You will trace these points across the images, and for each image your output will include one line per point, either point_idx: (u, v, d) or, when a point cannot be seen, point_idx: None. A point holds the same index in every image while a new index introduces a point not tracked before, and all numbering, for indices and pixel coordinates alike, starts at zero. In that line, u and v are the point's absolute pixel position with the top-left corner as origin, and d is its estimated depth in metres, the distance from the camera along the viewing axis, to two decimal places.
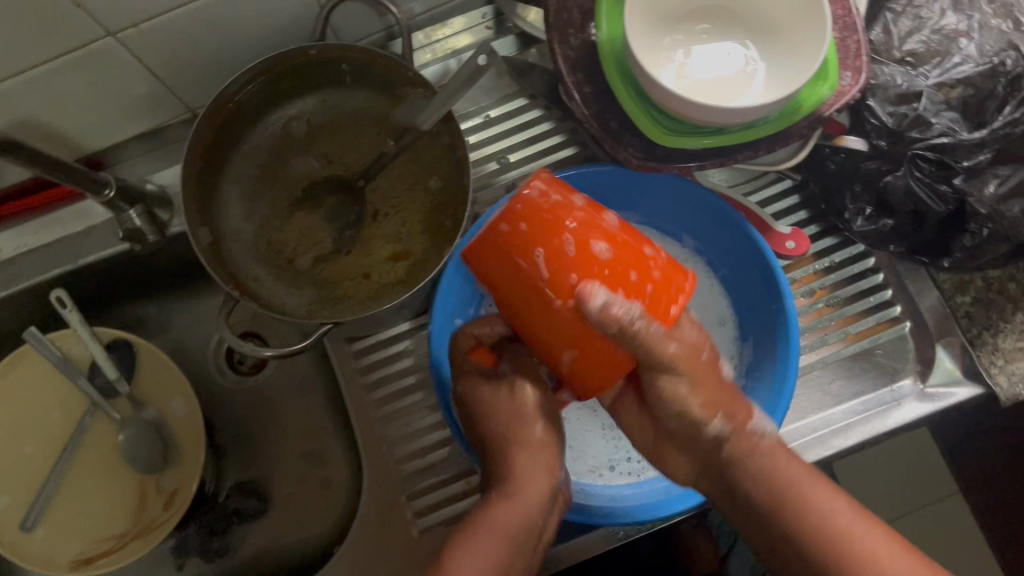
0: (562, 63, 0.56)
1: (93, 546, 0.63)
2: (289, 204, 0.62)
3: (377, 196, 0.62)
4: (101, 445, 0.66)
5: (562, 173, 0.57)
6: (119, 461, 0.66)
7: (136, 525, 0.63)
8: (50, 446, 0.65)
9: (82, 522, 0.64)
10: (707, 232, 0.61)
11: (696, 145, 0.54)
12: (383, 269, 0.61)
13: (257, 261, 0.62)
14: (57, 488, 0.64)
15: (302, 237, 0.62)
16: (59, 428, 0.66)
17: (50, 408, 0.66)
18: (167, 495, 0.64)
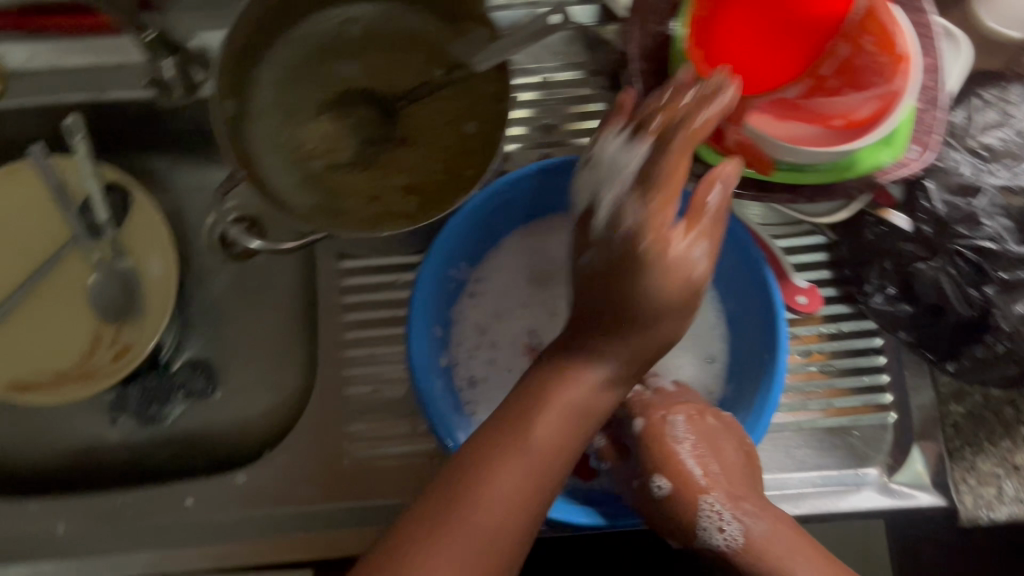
0: (634, 47, 0.54)
1: (33, 373, 0.62)
2: (322, 103, 0.61)
3: (409, 121, 0.60)
4: (70, 278, 0.65)
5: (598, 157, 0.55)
6: (82, 300, 0.65)
7: (80, 368, 0.63)
8: (22, 264, 0.64)
9: (30, 347, 0.63)
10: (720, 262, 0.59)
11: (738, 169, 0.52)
12: (392, 195, 0.59)
13: (275, 149, 0.60)
14: (15, 308, 0.63)
15: (325, 140, 0.60)
16: (31, 249, 0.64)
17: (28, 227, 0.64)
18: (119, 348, 0.63)
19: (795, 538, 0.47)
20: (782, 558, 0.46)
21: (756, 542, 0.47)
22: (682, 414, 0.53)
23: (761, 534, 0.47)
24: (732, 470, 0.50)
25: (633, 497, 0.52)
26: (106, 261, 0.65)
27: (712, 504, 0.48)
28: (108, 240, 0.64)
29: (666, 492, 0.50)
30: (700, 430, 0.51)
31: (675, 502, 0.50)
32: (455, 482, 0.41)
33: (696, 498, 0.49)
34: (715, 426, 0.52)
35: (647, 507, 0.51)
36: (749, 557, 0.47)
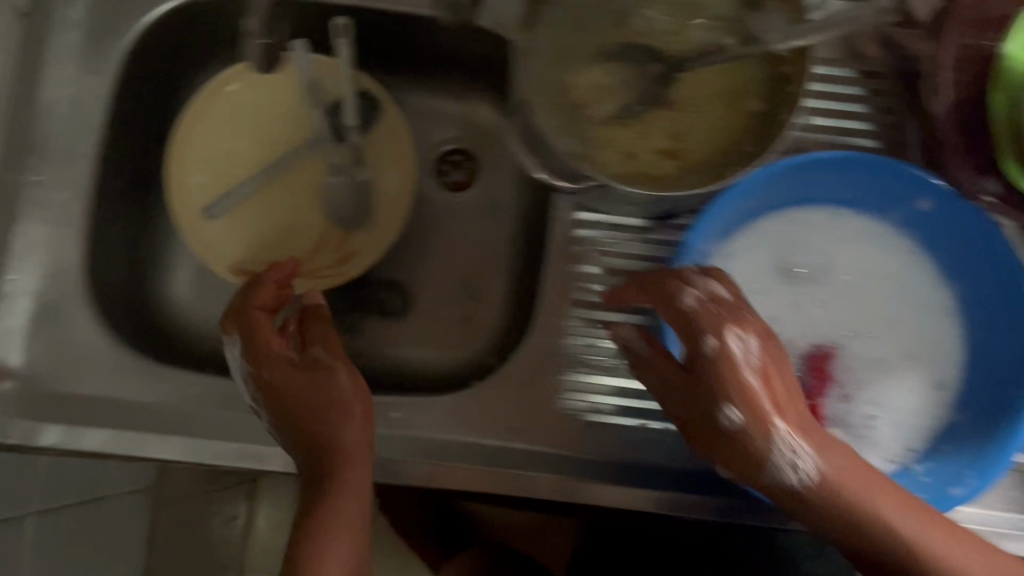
0: (948, 59, 0.55)
1: (256, 262, 0.64)
2: (598, 53, 0.61)
3: (682, 89, 0.60)
4: (306, 175, 0.66)
5: (865, 154, 0.54)
6: (314, 198, 0.66)
7: (305, 263, 0.64)
8: (264, 151, 0.65)
9: (256, 236, 0.64)
10: (974, 284, 0.56)
11: None
12: (652, 157, 0.60)
13: (544, 87, 0.60)
14: (248, 195, 0.65)
15: (594, 89, 0.60)
16: (272, 140, 0.65)
17: (274, 118, 0.65)
18: (342, 254, 0.64)
19: (854, 458, 0.47)
20: (895, 513, 0.46)
21: (826, 471, 0.46)
22: (757, 334, 0.48)
23: (850, 468, 0.46)
24: (745, 381, 0.47)
25: (692, 406, 0.50)
26: (345, 166, 0.65)
27: (781, 434, 0.46)
28: (350, 146, 0.64)
29: (740, 424, 0.47)
30: (771, 352, 0.48)
31: (748, 432, 0.47)
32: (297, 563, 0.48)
33: (723, 401, 0.48)
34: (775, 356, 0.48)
35: (718, 430, 0.48)
36: (866, 517, 0.46)
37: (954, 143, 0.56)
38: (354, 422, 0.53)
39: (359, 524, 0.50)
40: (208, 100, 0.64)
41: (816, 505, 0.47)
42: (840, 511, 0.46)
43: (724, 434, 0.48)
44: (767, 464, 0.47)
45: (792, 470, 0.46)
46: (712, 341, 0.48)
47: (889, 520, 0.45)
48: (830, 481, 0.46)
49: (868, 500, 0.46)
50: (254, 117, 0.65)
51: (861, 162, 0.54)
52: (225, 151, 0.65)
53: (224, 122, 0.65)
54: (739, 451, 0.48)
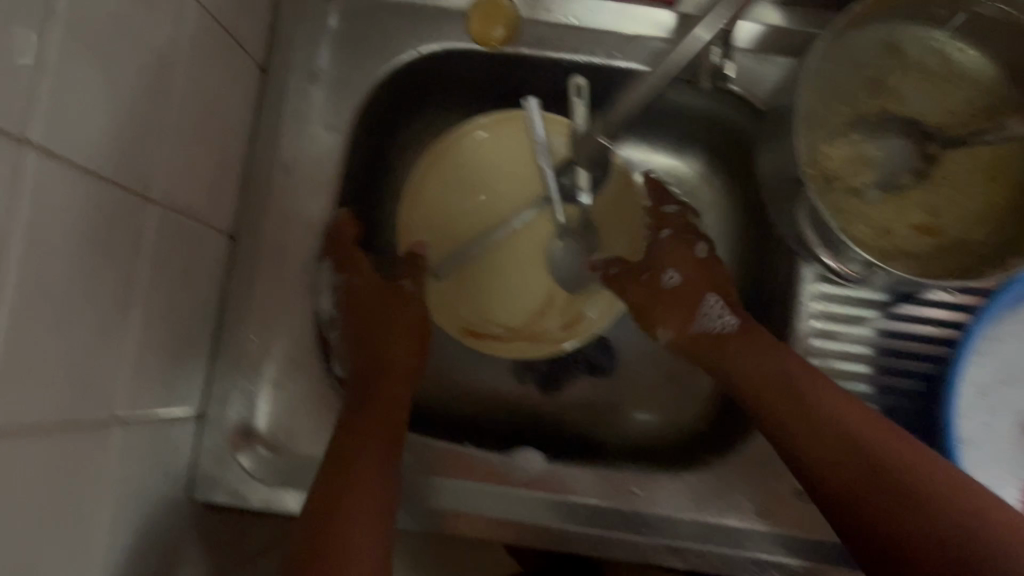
0: None
1: (485, 322, 0.66)
2: (854, 122, 0.58)
3: (946, 165, 0.57)
4: (532, 237, 0.65)
5: None
6: (539, 257, 0.66)
7: (529, 325, 0.66)
8: (491, 212, 0.65)
9: (484, 296, 0.66)
10: None
11: None
12: (906, 235, 0.57)
13: (804, 156, 0.57)
14: (475, 257, 0.65)
15: (850, 160, 0.58)
16: (501, 198, 0.65)
17: (502, 175, 0.65)
18: (570, 317, 0.66)
19: (916, 454, 0.47)
20: (868, 432, 0.48)
21: (869, 437, 0.48)
22: (707, 246, 0.64)
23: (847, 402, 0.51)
24: (772, 350, 0.55)
25: (646, 292, 0.62)
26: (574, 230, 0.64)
27: (713, 301, 0.60)
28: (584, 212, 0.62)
29: (714, 308, 0.59)
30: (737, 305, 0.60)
31: (680, 290, 0.62)
32: (314, 531, 0.46)
33: (704, 296, 0.61)
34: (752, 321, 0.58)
35: (705, 338, 0.59)
36: (835, 427, 0.49)
37: None
38: (404, 351, 0.59)
39: (382, 507, 0.49)
40: (439, 159, 0.64)
41: (810, 451, 0.50)
42: (857, 458, 0.48)
43: (785, 387, 0.53)
44: (809, 430, 0.50)
45: (727, 321, 0.58)
46: (712, 298, 0.60)
47: (842, 417, 0.50)
48: (826, 415, 0.50)
49: (909, 467, 0.46)
50: (482, 173, 0.65)
51: None
52: (454, 209, 0.65)
53: (453, 180, 0.65)
54: (769, 404, 0.53)
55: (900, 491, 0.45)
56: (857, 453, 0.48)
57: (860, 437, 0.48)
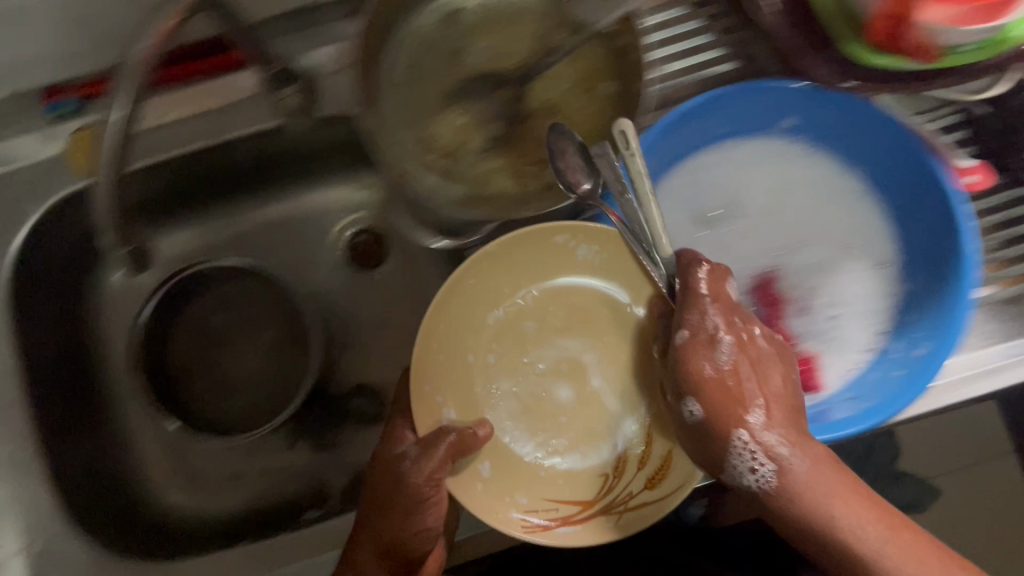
0: None
1: (550, 509, 0.53)
2: (445, 97, 0.60)
3: (537, 93, 0.59)
4: (615, 358, 0.57)
5: (735, 87, 0.54)
6: (627, 386, 0.57)
7: (606, 492, 0.53)
8: (574, 329, 0.58)
9: (527, 479, 0.54)
10: (895, 170, 0.57)
11: (972, 57, 0.51)
12: (537, 171, 0.59)
13: (411, 155, 0.60)
14: (498, 391, 0.56)
15: (456, 132, 0.60)
16: (546, 360, 0.57)
17: (572, 325, 0.58)
18: (654, 467, 0.53)
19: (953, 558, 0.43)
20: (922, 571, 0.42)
21: (864, 545, 0.43)
22: (730, 336, 0.48)
23: (904, 541, 0.43)
24: (825, 463, 0.45)
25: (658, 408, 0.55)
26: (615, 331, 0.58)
27: (745, 440, 0.46)
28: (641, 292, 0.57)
29: (761, 429, 0.46)
30: (813, 465, 0.45)
31: (710, 422, 0.47)
32: None
33: (819, 438, 0.47)
34: (823, 462, 0.45)
35: (757, 496, 0.46)
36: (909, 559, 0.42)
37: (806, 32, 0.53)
38: (476, 451, 0.51)
39: None
40: (455, 305, 0.55)
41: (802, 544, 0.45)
42: None
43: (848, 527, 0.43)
44: (837, 545, 0.43)
45: (782, 447, 0.45)
46: (741, 433, 0.46)
47: (857, 541, 0.43)
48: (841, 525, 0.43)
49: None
50: (507, 294, 0.57)
51: (738, 92, 0.55)
52: (466, 377, 0.56)
53: (470, 342, 0.56)
54: (777, 524, 0.46)
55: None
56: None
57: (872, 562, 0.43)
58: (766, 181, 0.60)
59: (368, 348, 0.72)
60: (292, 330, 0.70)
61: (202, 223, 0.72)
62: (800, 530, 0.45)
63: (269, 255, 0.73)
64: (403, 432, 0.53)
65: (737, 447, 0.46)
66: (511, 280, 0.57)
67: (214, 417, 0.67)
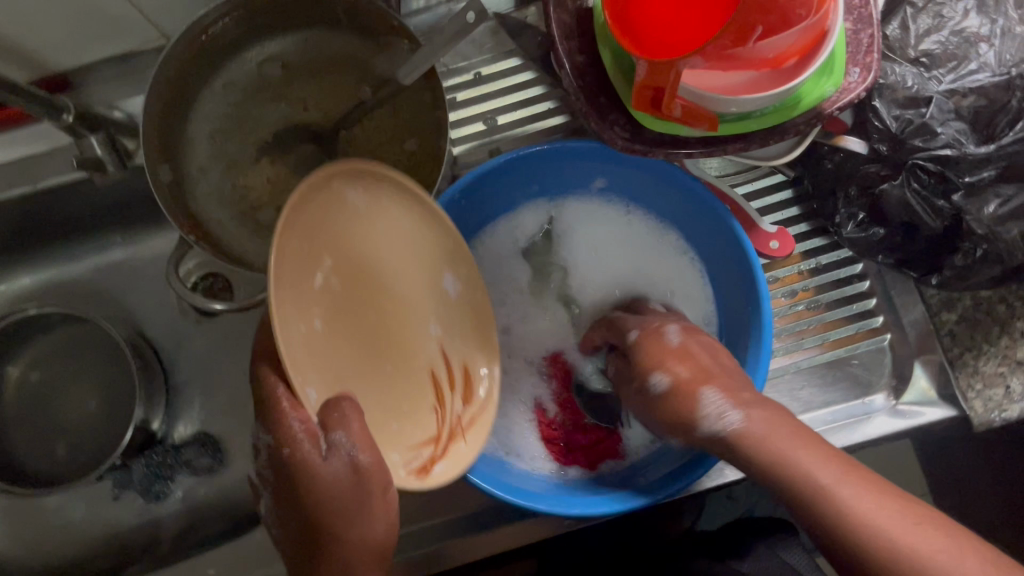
0: (556, 27, 0.52)
1: (410, 456, 0.43)
2: (259, 146, 0.59)
3: (351, 147, 0.58)
4: (423, 303, 0.46)
5: (533, 148, 0.55)
6: (433, 307, 0.46)
7: (444, 424, 0.45)
8: (360, 220, 0.42)
9: (387, 421, 0.43)
10: (703, 236, 0.57)
11: (754, 126, 0.50)
12: None
13: (222, 206, 0.59)
14: (325, 320, 0.40)
15: (270, 183, 0.59)
16: (389, 312, 0.44)
17: (422, 268, 0.46)
18: (460, 382, 0.47)
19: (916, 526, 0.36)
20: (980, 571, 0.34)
21: (846, 498, 0.38)
22: (677, 325, 0.54)
23: (864, 482, 0.39)
24: (773, 419, 0.44)
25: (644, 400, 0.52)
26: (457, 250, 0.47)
27: (713, 397, 0.46)
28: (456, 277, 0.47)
29: (714, 399, 0.46)
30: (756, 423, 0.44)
31: (668, 395, 0.49)
32: None
33: (698, 391, 0.47)
34: (769, 411, 0.44)
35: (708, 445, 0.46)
36: (870, 551, 0.36)
37: (600, 94, 0.52)
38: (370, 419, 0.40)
39: None
40: (290, 264, 0.37)
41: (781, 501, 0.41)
42: (871, 549, 0.37)
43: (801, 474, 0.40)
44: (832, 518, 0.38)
45: (728, 417, 0.45)
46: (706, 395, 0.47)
47: (892, 538, 0.36)
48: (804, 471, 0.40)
49: (854, 516, 0.37)
50: (313, 261, 0.39)
51: (541, 153, 0.56)
52: (307, 341, 0.38)
53: (310, 264, 0.38)
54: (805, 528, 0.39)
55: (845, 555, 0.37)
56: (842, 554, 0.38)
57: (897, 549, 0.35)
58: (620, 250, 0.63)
59: (209, 393, 0.71)
60: (119, 383, 0.68)
61: (39, 268, 0.71)
62: (797, 508, 0.39)
63: (107, 300, 0.72)
64: (304, 444, 0.38)
65: (703, 400, 0.46)
66: (362, 194, 0.41)
67: (36, 469, 0.66)
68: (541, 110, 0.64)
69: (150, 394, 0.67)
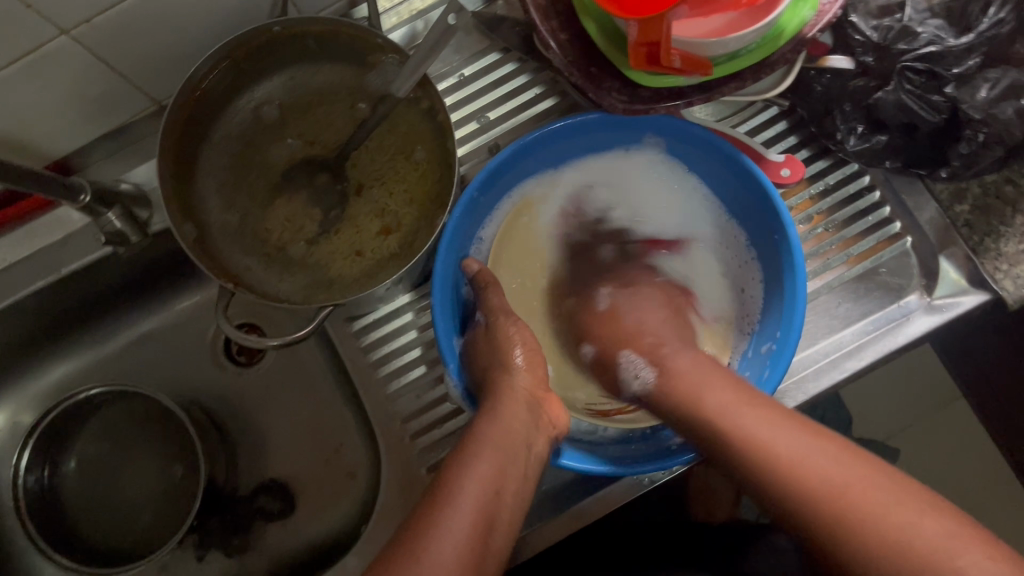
0: (534, 12, 0.53)
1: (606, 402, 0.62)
2: (269, 190, 0.60)
3: (358, 170, 0.60)
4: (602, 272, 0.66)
5: (550, 126, 0.57)
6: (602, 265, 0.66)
7: None
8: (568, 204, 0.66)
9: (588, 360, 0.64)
10: (722, 180, 0.60)
11: (748, 64, 0.52)
12: (375, 244, 0.60)
13: (247, 253, 0.60)
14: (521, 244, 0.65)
15: (287, 223, 0.60)
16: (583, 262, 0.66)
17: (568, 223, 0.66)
18: None
19: (848, 463, 0.42)
20: (851, 481, 0.41)
21: (791, 469, 0.43)
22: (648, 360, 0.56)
23: (810, 436, 0.44)
24: (718, 384, 0.50)
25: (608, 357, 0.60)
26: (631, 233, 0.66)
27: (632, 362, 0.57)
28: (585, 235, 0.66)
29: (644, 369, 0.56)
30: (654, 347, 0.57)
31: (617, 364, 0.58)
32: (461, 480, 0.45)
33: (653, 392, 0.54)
34: (722, 390, 0.49)
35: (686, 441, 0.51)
36: (781, 468, 0.43)
37: (591, 63, 0.54)
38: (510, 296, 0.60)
39: (500, 476, 0.46)
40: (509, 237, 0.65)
41: (772, 508, 0.44)
42: (797, 487, 0.42)
43: (787, 425, 0.45)
44: (775, 464, 0.43)
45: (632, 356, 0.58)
46: (668, 412, 0.52)
47: (818, 479, 0.42)
48: (761, 443, 0.45)
49: (799, 473, 0.42)
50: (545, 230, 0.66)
51: (550, 136, 0.59)
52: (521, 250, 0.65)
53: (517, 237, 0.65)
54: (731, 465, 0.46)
55: (830, 539, 0.40)
56: (765, 465, 0.44)
57: (823, 492, 0.41)
58: (654, 198, 0.65)
59: (266, 440, 0.72)
60: (179, 447, 0.69)
61: (74, 353, 0.72)
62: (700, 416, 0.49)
63: (144, 373, 0.73)
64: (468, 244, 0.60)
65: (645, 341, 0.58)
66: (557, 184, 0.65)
67: (120, 547, 0.67)
68: (529, 97, 0.65)
69: (213, 451, 0.68)
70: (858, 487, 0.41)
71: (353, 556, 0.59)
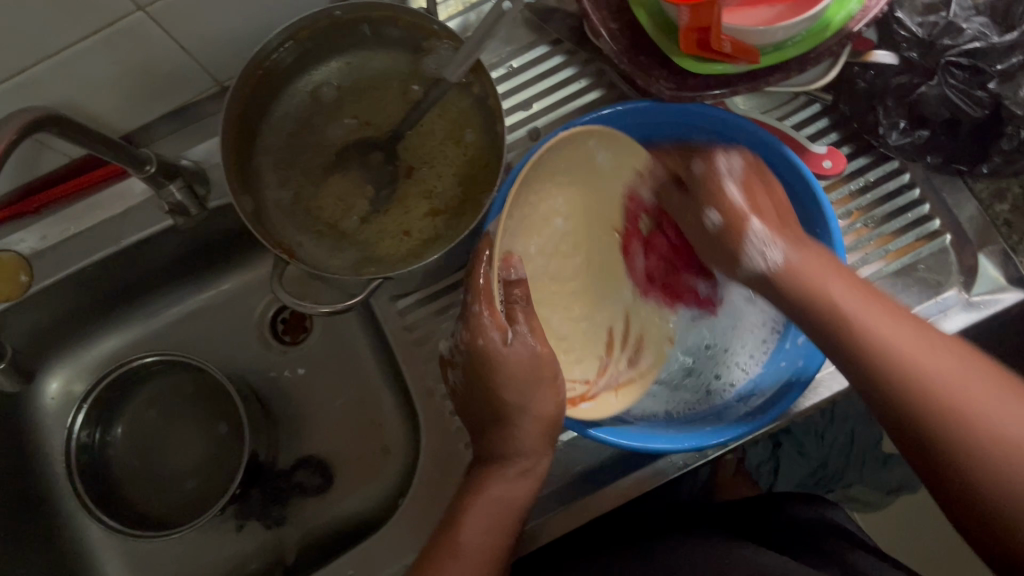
0: (586, 1, 0.55)
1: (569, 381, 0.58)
2: (323, 169, 0.63)
3: (409, 152, 0.63)
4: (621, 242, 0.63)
5: (600, 112, 0.57)
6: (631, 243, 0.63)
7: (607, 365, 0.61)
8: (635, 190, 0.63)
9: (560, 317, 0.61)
10: None
11: (794, 55, 0.53)
12: (423, 224, 0.62)
13: (299, 229, 0.62)
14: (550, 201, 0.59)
15: (339, 201, 0.63)
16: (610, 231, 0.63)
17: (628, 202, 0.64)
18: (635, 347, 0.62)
19: (966, 372, 0.45)
20: (943, 377, 0.45)
21: (920, 368, 0.46)
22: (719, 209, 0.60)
23: (930, 342, 0.47)
24: (846, 292, 0.51)
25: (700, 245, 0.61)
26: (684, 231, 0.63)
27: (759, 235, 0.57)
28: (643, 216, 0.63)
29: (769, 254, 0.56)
30: (746, 174, 0.59)
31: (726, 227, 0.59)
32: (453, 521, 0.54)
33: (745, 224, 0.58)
34: (810, 247, 0.54)
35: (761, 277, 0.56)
36: (886, 352, 0.47)
37: (640, 51, 0.55)
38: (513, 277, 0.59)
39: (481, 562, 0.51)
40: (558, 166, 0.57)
41: (879, 404, 0.47)
42: (917, 390, 0.45)
43: (894, 314, 0.49)
44: (894, 354, 0.47)
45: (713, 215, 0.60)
46: (754, 242, 0.57)
47: (930, 373, 0.45)
48: (881, 341, 0.48)
49: (919, 374, 0.45)
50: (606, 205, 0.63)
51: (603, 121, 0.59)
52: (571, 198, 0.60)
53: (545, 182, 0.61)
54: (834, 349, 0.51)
55: (944, 446, 0.43)
56: (906, 369, 0.46)
57: (945, 387, 0.44)
58: None
59: (307, 415, 0.74)
60: (224, 419, 0.71)
61: (127, 326, 0.75)
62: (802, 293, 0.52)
63: (192, 348, 0.75)
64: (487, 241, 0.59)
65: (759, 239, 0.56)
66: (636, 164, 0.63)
67: (164, 513, 0.69)
68: (576, 88, 0.67)
69: (257, 424, 0.70)
70: (989, 401, 0.43)
71: (391, 526, 0.61)
